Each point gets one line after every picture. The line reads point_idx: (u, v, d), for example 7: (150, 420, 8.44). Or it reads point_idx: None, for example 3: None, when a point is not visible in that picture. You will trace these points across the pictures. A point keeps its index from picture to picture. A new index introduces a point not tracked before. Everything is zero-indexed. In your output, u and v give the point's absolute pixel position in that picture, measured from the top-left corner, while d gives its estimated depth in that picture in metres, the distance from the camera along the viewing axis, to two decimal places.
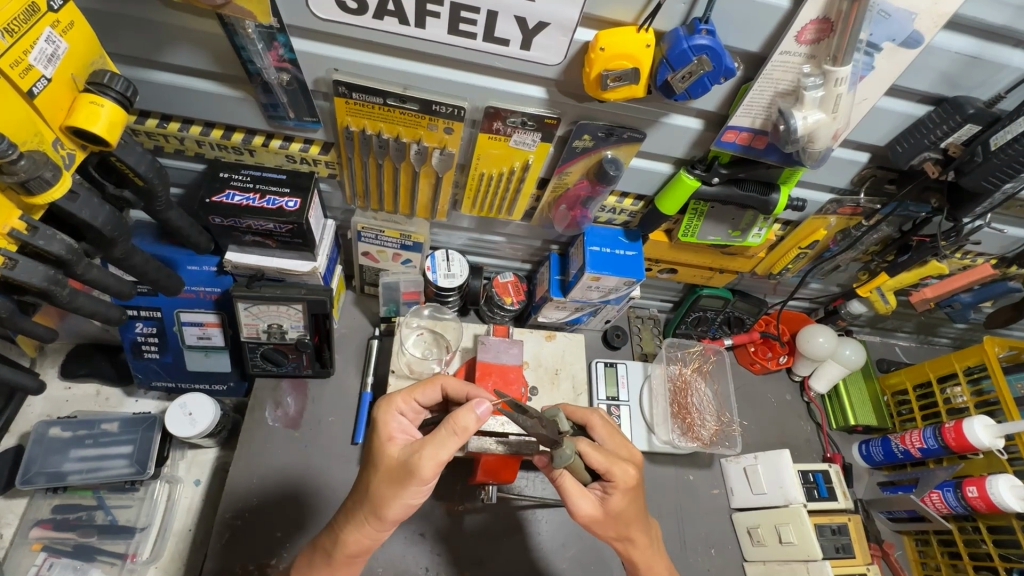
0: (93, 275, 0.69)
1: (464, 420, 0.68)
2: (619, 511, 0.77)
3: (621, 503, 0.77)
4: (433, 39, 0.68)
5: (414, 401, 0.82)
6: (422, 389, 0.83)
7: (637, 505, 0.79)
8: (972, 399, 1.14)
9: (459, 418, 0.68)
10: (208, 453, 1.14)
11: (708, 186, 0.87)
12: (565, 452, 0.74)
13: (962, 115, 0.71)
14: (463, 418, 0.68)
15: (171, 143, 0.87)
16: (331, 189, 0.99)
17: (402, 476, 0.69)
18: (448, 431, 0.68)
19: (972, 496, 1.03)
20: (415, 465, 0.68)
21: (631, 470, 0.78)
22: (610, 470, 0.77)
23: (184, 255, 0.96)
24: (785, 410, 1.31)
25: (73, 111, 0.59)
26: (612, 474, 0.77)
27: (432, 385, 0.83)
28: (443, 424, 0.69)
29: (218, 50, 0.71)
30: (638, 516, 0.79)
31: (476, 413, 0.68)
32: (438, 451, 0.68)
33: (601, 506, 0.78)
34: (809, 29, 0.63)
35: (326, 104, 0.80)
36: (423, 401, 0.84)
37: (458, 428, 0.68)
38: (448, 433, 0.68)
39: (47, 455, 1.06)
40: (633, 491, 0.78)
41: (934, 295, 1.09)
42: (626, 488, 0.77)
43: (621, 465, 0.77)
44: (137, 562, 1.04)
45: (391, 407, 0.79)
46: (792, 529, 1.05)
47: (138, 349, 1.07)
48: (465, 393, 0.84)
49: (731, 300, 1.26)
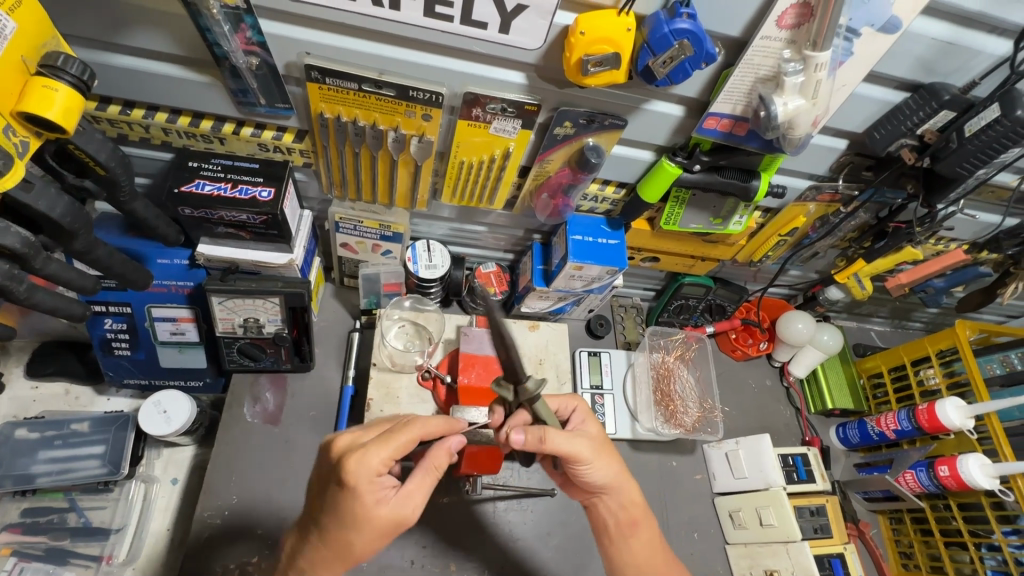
0: (53, 269, 0.65)
1: (438, 460, 0.74)
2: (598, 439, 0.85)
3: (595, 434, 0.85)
4: (409, 21, 0.66)
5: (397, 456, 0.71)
6: (401, 443, 0.70)
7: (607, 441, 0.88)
8: (944, 381, 1.17)
9: (435, 459, 0.74)
10: (185, 451, 1.11)
11: (689, 174, 0.86)
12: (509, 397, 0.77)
13: (937, 102, 0.72)
14: (440, 457, 0.74)
15: (135, 131, 0.83)
16: (306, 178, 0.96)
17: (393, 529, 0.71)
18: (433, 474, 0.74)
19: (943, 475, 1.06)
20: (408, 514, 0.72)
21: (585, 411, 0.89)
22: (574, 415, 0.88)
23: (153, 248, 0.92)
24: (765, 396, 1.33)
25: (24, 96, 0.55)
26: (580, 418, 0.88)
27: (409, 436, 0.71)
28: (427, 469, 0.74)
29: (181, 31, 0.68)
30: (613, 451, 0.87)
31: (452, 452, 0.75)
32: (420, 493, 0.73)
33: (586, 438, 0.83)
34: (789, 13, 0.63)
35: (299, 90, 0.77)
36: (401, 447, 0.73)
37: (434, 467, 0.74)
38: (426, 474, 0.73)
39: (14, 458, 1.02)
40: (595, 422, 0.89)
41: (909, 280, 1.12)
42: (589, 416, 0.89)
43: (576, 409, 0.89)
44: (112, 564, 1.01)
45: (372, 472, 0.69)
46: (772, 512, 1.08)
47: (108, 346, 1.03)
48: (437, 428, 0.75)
49: (712, 288, 1.27)
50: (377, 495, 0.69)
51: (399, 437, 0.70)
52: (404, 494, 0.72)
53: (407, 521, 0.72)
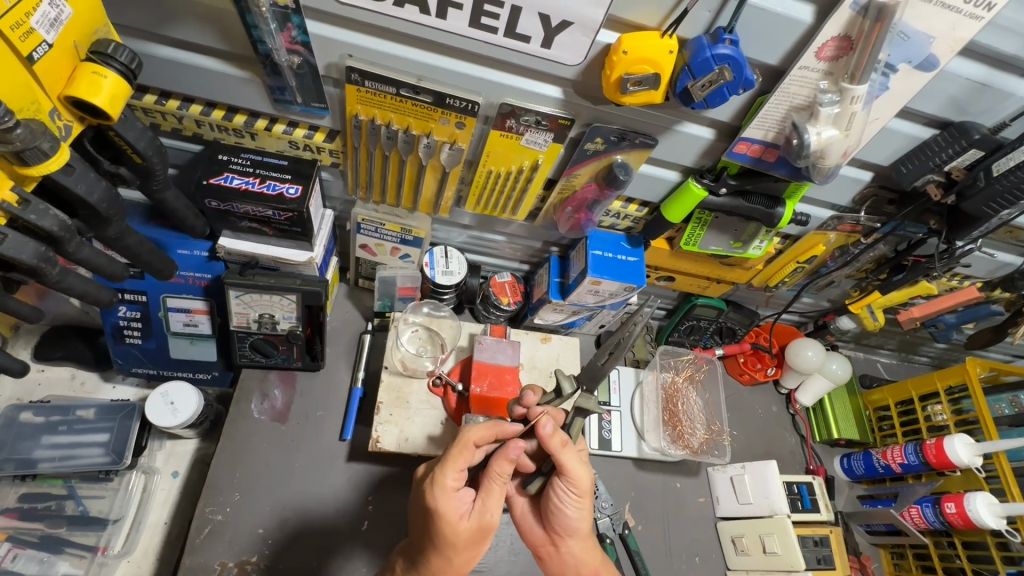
0: (84, 253, 0.65)
1: (503, 467, 0.75)
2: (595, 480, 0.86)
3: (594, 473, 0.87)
4: (454, 30, 0.67)
5: (462, 471, 0.74)
6: (464, 457, 0.74)
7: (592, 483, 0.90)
8: (952, 417, 1.17)
9: (497, 467, 0.75)
10: (187, 445, 1.10)
11: (714, 196, 0.87)
12: (565, 390, 0.85)
13: (967, 140, 0.73)
14: (502, 466, 0.75)
15: (169, 122, 0.83)
16: (332, 178, 0.96)
17: (481, 536, 0.75)
18: (499, 482, 0.76)
19: (949, 512, 1.06)
20: (491, 521, 0.75)
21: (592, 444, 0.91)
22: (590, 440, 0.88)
23: (175, 238, 0.92)
24: (771, 422, 1.33)
25: (73, 81, 0.56)
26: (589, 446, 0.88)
27: (468, 450, 0.74)
28: (494, 477, 0.76)
29: (227, 27, 0.69)
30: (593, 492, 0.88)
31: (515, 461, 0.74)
32: (495, 500, 0.76)
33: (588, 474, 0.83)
34: (829, 46, 0.64)
35: (336, 91, 0.78)
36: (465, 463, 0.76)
37: (500, 474, 0.75)
38: (494, 482, 0.76)
39: (17, 441, 1.01)
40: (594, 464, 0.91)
41: (921, 314, 1.14)
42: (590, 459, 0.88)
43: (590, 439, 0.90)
44: (107, 556, 0.99)
45: (446, 490, 0.73)
46: (776, 539, 1.07)
47: (120, 334, 1.03)
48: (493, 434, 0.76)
49: (724, 310, 1.27)
50: (458, 509, 0.73)
51: (461, 452, 0.74)
52: (480, 504, 0.75)
53: (492, 527, 0.76)
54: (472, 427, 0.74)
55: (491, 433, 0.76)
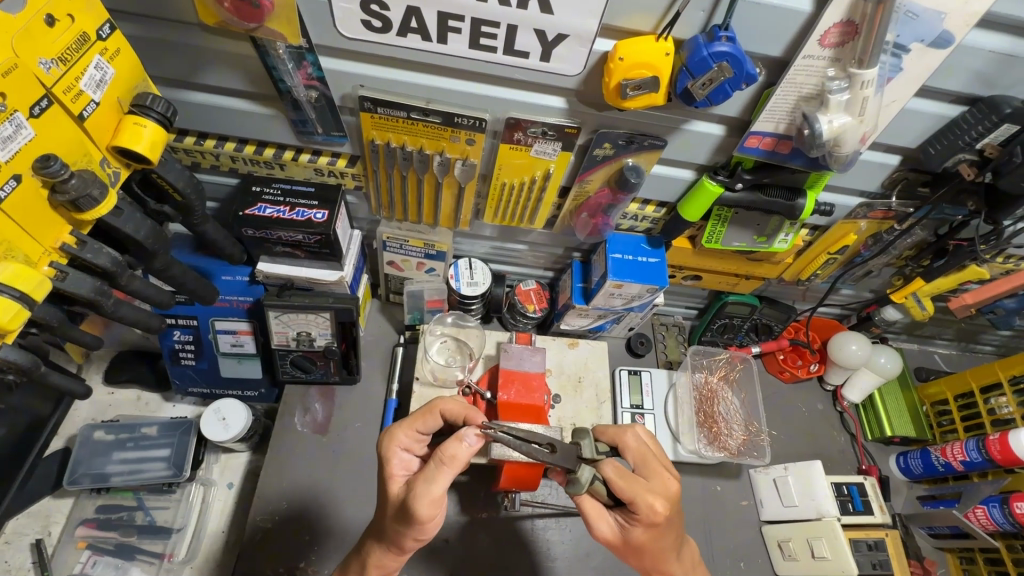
0: (135, 286, 0.72)
1: (451, 448, 0.70)
2: (638, 543, 0.74)
3: (641, 538, 0.73)
4: (456, 54, 0.70)
5: (416, 432, 0.80)
6: (422, 420, 0.79)
7: (665, 538, 0.74)
8: (1019, 410, 1.08)
9: (446, 448, 0.70)
10: (240, 457, 1.18)
11: (731, 192, 0.85)
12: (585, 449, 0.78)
13: (998, 115, 0.69)
14: (454, 449, 0.70)
15: (207, 160, 0.91)
16: (357, 201, 1.02)
17: (404, 516, 0.71)
18: (439, 459, 0.71)
19: (1020, 512, 0.98)
20: (413, 503, 0.69)
21: (659, 505, 0.71)
22: (631, 501, 0.71)
23: (219, 265, 1.00)
24: (817, 420, 1.27)
25: (118, 132, 0.62)
26: (635, 506, 0.71)
27: (431, 414, 0.80)
28: (436, 456, 0.71)
29: (251, 71, 0.75)
30: (665, 546, 0.75)
31: (462, 443, 0.70)
32: (425, 481, 0.70)
33: (622, 533, 0.75)
34: (833, 32, 0.62)
35: (353, 119, 0.82)
36: (425, 431, 0.80)
37: (444, 455, 0.70)
38: (436, 462, 0.71)
39: (92, 457, 1.11)
40: (659, 527, 0.72)
41: (975, 301, 1.06)
42: (650, 524, 0.71)
43: (646, 496, 0.71)
44: (173, 562, 1.07)
45: (393, 444, 0.78)
46: (825, 543, 1.03)
47: (176, 356, 1.11)
48: (460, 410, 0.80)
49: (757, 307, 1.23)
50: (396, 468, 0.77)
51: (423, 415, 0.80)
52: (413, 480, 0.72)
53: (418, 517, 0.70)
54: (444, 398, 0.80)
55: (461, 410, 0.80)
